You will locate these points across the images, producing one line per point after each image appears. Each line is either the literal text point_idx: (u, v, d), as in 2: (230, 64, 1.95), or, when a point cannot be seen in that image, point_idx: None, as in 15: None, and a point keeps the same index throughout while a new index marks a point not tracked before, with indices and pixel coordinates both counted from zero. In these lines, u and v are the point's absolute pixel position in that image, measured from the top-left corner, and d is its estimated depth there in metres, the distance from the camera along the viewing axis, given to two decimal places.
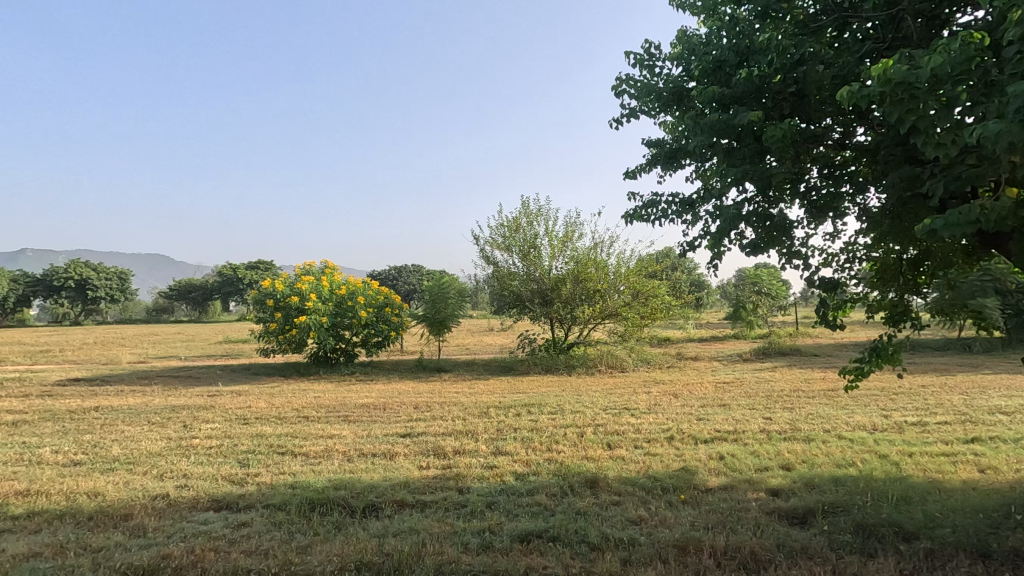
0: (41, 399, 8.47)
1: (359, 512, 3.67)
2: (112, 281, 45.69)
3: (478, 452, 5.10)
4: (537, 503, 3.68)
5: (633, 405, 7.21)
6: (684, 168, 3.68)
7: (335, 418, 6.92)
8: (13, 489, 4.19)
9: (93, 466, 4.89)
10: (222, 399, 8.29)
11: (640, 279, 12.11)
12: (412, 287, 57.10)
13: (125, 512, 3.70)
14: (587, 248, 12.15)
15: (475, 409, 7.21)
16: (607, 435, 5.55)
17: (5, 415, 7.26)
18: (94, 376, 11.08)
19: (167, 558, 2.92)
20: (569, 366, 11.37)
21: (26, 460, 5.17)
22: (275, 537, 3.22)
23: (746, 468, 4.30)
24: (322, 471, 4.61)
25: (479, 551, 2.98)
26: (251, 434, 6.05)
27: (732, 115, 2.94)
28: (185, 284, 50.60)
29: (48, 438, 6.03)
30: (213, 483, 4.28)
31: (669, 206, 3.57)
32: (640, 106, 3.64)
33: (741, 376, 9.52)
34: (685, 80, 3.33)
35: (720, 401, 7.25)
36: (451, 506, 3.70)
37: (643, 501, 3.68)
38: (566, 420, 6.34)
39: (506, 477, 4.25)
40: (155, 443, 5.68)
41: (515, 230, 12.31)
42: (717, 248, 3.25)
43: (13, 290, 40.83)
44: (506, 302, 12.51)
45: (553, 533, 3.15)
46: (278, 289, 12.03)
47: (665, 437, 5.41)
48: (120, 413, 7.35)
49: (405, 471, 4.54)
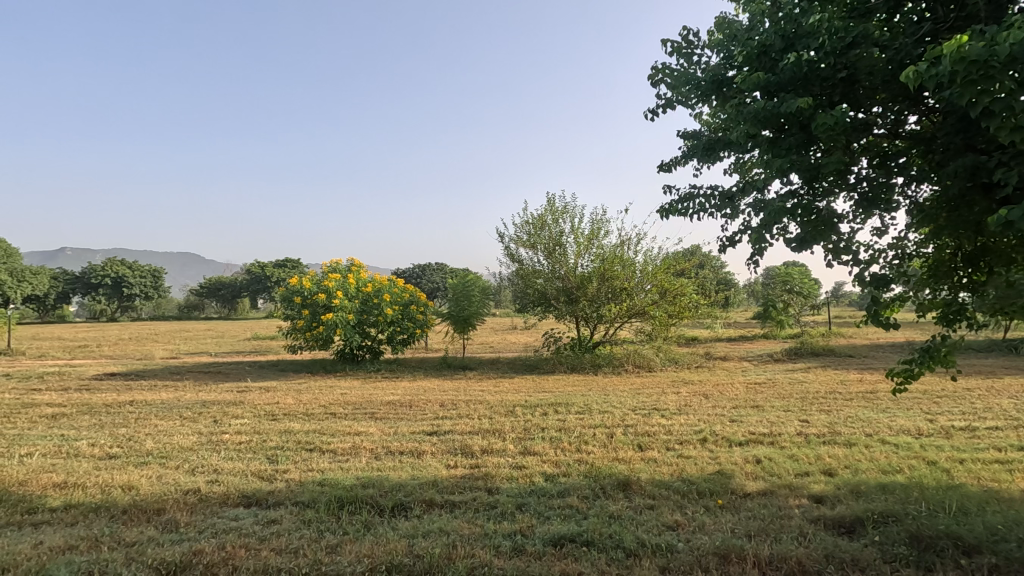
0: (79, 393, 8.71)
1: (388, 511, 3.63)
2: (146, 279, 47.19)
3: (506, 452, 5.02)
4: (568, 506, 3.59)
5: (663, 405, 7.04)
6: (723, 160, 3.53)
7: (362, 414, 6.94)
8: (51, 481, 4.28)
9: (127, 460, 4.97)
10: (251, 395, 8.38)
11: (668, 278, 11.90)
12: (436, 286, 57.46)
13: (157, 506, 3.73)
14: (614, 245, 11.99)
15: (501, 408, 7.13)
16: (637, 436, 5.41)
17: (46, 408, 7.46)
18: (128, 371, 11.35)
19: (199, 554, 2.91)
20: (595, 365, 11.21)
21: (64, 452, 5.29)
22: (305, 535, 3.19)
23: (786, 472, 4.14)
24: (350, 468, 4.59)
25: (511, 554, 2.90)
26: (280, 430, 6.09)
27: (780, 101, 2.78)
28: (215, 282, 51.87)
29: (86, 431, 6.17)
30: (243, 479, 4.30)
31: (707, 200, 3.42)
32: (677, 96, 3.51)
33: (773, 377, 9.25)
34: (725, 67, 3.18)
35: (753, 403, 7.04)
36: (481, 507, 3.63)
37: (679, 505, 3.55)
38: (594, 420, 6.22)
39: (535, 478, 4.17)
40: (187, 438, 5.76)
41: (541, 228, 12.21)
42: (760, 243, 3.08)
43: (54, 288, 42.36)
44: (530, 300, 12.40)
45: (587, 537, 3.06)
46: (305, 286, 12.14)
47: (698, 439, 5.25)
48: (153, 407, 7.49)
49: (432, 470, 4.48)
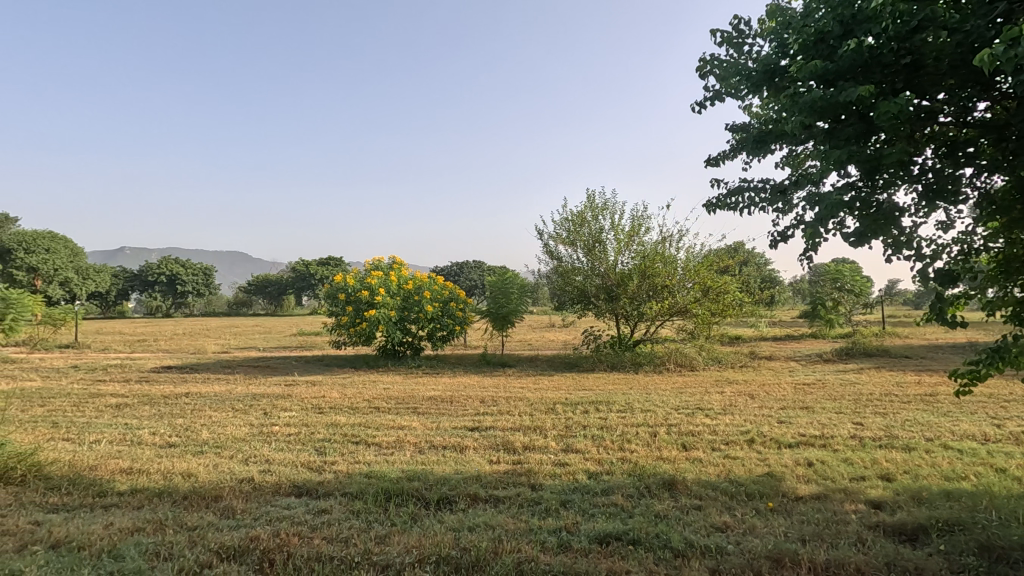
0: (139, 384, 9.18)
1: (433, 504, 3.69)
2: (199, 277, 49.32)
3: (548, 449, 5.01)
4: (613, 504, 3.56)
5: (707, 405, 6.90)
6: (774, 153, 3.43)
7: (405, 409, 7.06)
8: (118, 466, 4.53)
9: (186, 449, 5.22)
10: (298, 389, 8.65)
11: (711, 275, 11.64)
12: (473, 284, 57.94)
13: (215, 493, 3.90)
14: (655, 242, 11.83)
15: (541, 405, 7.13)
16: (681, 436, 5.32)
17: (111, 398, 7.92)
18: (184, 364, 11.90)
19: (255, 540, 3.03)
20: (636, 363, 11.07)
21: (128, 440, 5.59)
22: (354, 525, 3.27)
23: (840, 476, 3.99)
24: (395, 462, 4.68)
25: (557, 550, 2.90)
26: (327, 423, 6.27)
27: (838, 90, 2.67)
28: (263, 279, 53.84)
29: (147, 421, 6.51)
30: (293, 470, 4.44)
31: (758, 195, 3.32)
32: (726, 88, 3.43)
33: (823, 377, 8.92)
34: (778, 57, 3.08)
35: (803, 404, 6.81)
36: (524, 503, 3.65)
37: (727, 507, 3.47)
38: (636, 418, 6.16)
39: (579, 476, 4.15)
40: (240, 429, 6.00)
41: (580, 224, 12.13)
42: (815, 238, 2.97)
43: (115, 285, 44.79)
44: (569, 298, 12.35)
45: (633, 536, 3.03)
46: (349, 283, 12.43)
47: (745, 440, 5.12)
48: (208, 399, 7.83)
49: (476, 465, 4.52)
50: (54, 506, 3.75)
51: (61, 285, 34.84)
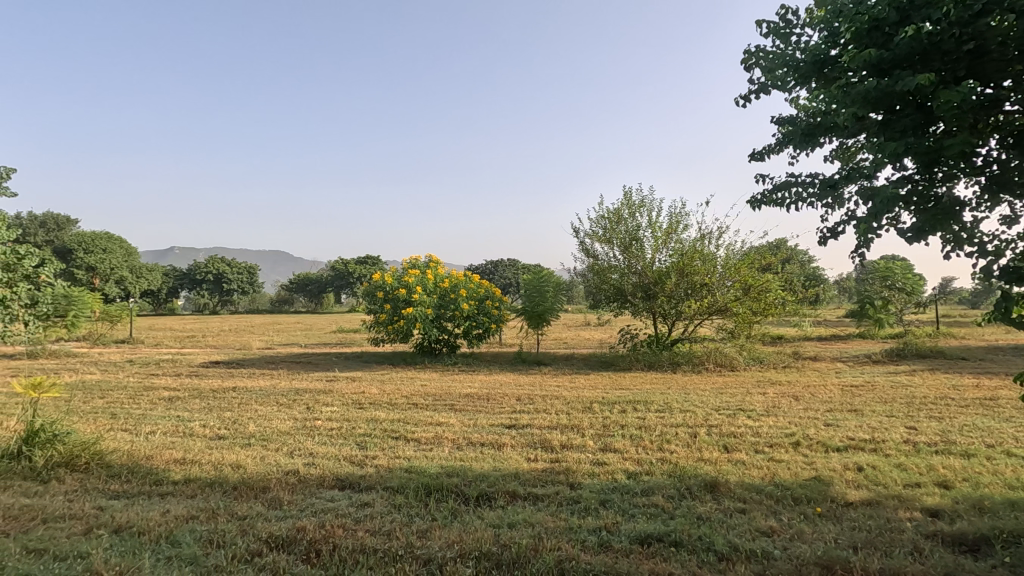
0: (190, 378, 9.59)
1: (473, 500, 3.72)
2: (243, 275, 51.10)
3: (585, 448, 4.99)
4: (653, 505, 3.52)
5: (748, 406, 6.73)
6: (823, 147, 3.31)
7: (442, 406, 7.15)
8: (172, 457, 4.74)
9: (234, 441, 5.42)
10: (339, 384, 8.87)
11: (752, 273, 11.35)
12: (508, 282, 58.16)
13: (263, 485, 4.04)
14: (693, 239, 11.60)
15: (578, 404, 7.09)
16: (722, 437, 5.20)
17: (164, 391, 8.29)
18: (231, 360, 12.35)
19: (302, 531, 3.12)
20: (674, 363, 10.90)
21: (181, 431, 5.85)
22: (396, 519, 3.33)
23: (893, 482, 3.83)
24: (434, 457, 4.74)
25: (597, 550, 2.89)
26: (367, 418, 6.40)
27: (894, 80, 2.56)
28: (304, 278, 55.38)
29: (198, 413, 6.79)
30: (336, 463, 4.56)
31: (806, 189, 3.21)
32: (772, 80, 3.33)
33: (872, 379, 8.57)
34: (829, 46, 2.97)
35: (851, 406, 6.57)
36: (563, 501, 3.65)
37: (773, 511, 3.38)
38: (675, 419, 6.06)
39: (618, 475, 4.11)
40: (284, 423, 6.19)
41: (617, 222, 12.01)
42: (867, 233, 2.86)
43: (166, 283, 46.81)
44: (605, 296, 12.25)
45: (675, 538, 2.98)
46: (387, 281, 12.65)
47: (789, 442, 4.97)
48: (254, 393, 8.11)
49: (513, 462, 4.54)
50: (115, 493, 3.96)
51: (117, 284, 36.63)
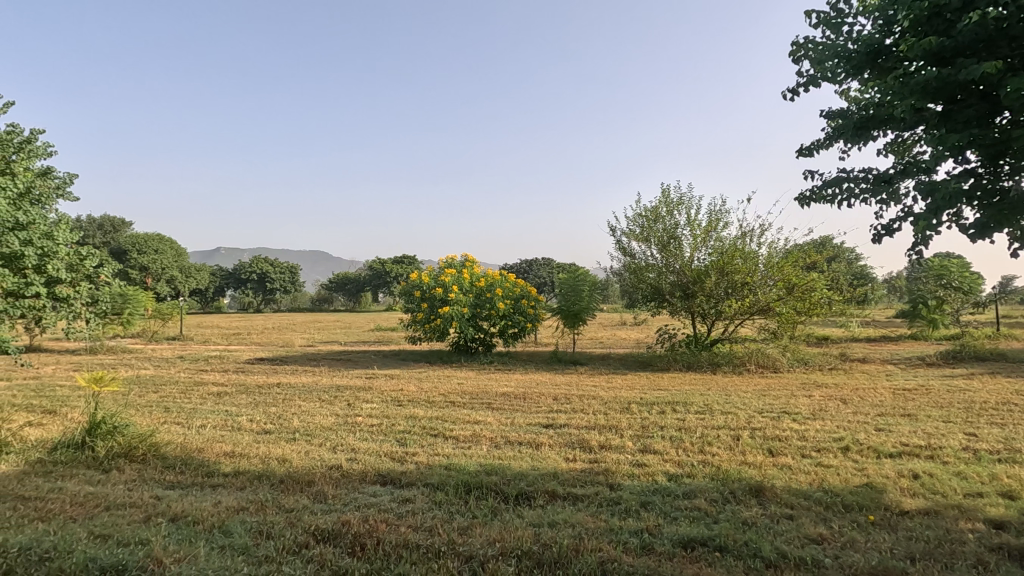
0: (237, 375, 9.94)
1: (512, 498, 3.73)
2: (286, 275, 52.68)
3: (624, 449, 4.93)
4: (696, 508, 3.45)
5: (793, 409, 6.52)
6: (876, 141, 3.18)
7: (479, 404, 7.20)
8: (222, 450, 4.93)
9: (279, 436, 5.59)
10: (378, 382, 9.03)
11: (796, 271, 11.00)
12: (542, 281, 58.11)
13: (308, 478, 4.16)
14: (734, 237, 11.32)
15: (615, 405, 7.02)
16: (766, 441, 5.06)
17: (213, 386, 8.62)
18: (274, 357, 12.73)
19: (347, 525, 3.19)
20: (713, 363, 10.66)
21: (229, 426, 6.07)
22: (437, 515, 3.38)
23: (952, 491, 3.65)
24: (472, 456, 4.78)
25: (639, 552, 2.85)
26: (406, 416, 6.50)
27: (956, 68, 2.44)
28: (343, 277, 56.73)
29: (244, 408, 7.03)
30: (378, 459, 4.64)
31: (858, 185, 3.09)
32: (821, 72, 3.22)
33: (927, 382, 8.18)
34: (884, 35, 2.84)
35: (903, 411, 6.28)
36: (604, 502, 3.62)
37: (822, 518, 3.27)
38: (717, 421, 5.92)
39: (659, 477, 4.06)
40: (327, 419, 6.35)
41: (654, 220, 11.83)
42: (926, 230, 2.73)
43: (213, 283, 48.68)
44: (642, 296, 12.08)
45: (719, 543, 2.92)
46: (424, 281, 12.80)
47: (838, 447, 4.79)
48: (297, 390, 8.35)
49: (551, 462, 4.53)
50: (170, 483, 4.15)
51: (168, 283, 38.31)
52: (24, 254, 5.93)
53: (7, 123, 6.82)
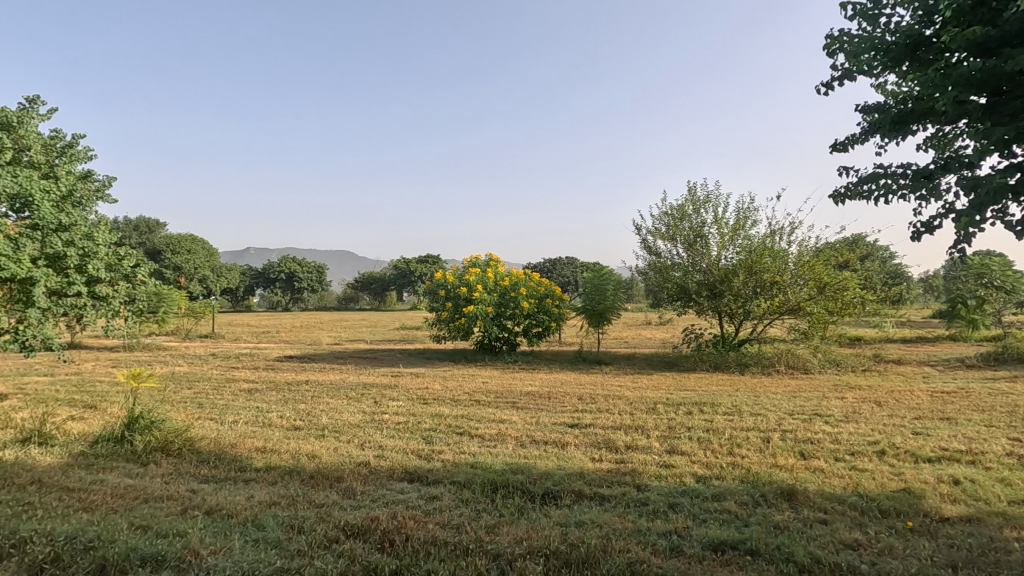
0: (267, 372, 10.16)
1: (539, 498, 3.73)
2: (313, 274, 53.61)
3: (651, 449, 4.88)
4: (726, 511, 3.40)
5: (826, 411, 6.36)
6: (916, 136, 3.08)
7: (504, 403, 7.21)
8: (254, 445, 5.04)
9: (309, 432, 5.70)
10: (404, 380, 9.13)
11: (827, 270, 10.73)
12: (566, 280, 57.88)
13: (337, 474, 4.23)
14: (763, 236, 11.10)
15: (641, 405, 6.95)
16: (798, 443, 4.95)
17: (244, 383, 8.83)
18: (303, 355, 12.97)
19: (376, 521, 3.23)
20: (741, 364, 10.48)
21: (261, 422, 6.21)
22: (464, 513, 3.39)
23: (995, 498, 3.52)
24: (498, 454, 4.79)
25: (668, 554, 2.82)
26: (432, 414, 6.55)
27: (1002, 59, 2.34)
28: (369, 276, 57.49)
29: (275, 405, 7.18)
30: (405, 457, 4.69)
31: (897, 181, 3.00)
32: (857, 65, 3.13)
33: (967, 385, 7.89)
34: (924, 26, 2.75)
35: (942, 414, 6.07)
36: (631, 503, 3.59)
37: (858, 524, 3.18)
38: (746, 422, 5.82)
39: (687, 479, 4.01)
40: (354, 416, 6.44)
41: (681, 219, 11.68)
42: (969, 227, 2.63)
43: (243, 282, 49.86)
44: (668, 295, 11.95)
45: (750, 546, 2.87)
46: (449, 280, 12.88)
47: (873, 451, 4.66)
48: (325, 387, 8.49)
49: (578, 462, 4.50)
50: (205, 477, 4.26)
51: (201, 282, 39.36)
52: (66, 254, 6.16)
53: (50, 128, 7.09)
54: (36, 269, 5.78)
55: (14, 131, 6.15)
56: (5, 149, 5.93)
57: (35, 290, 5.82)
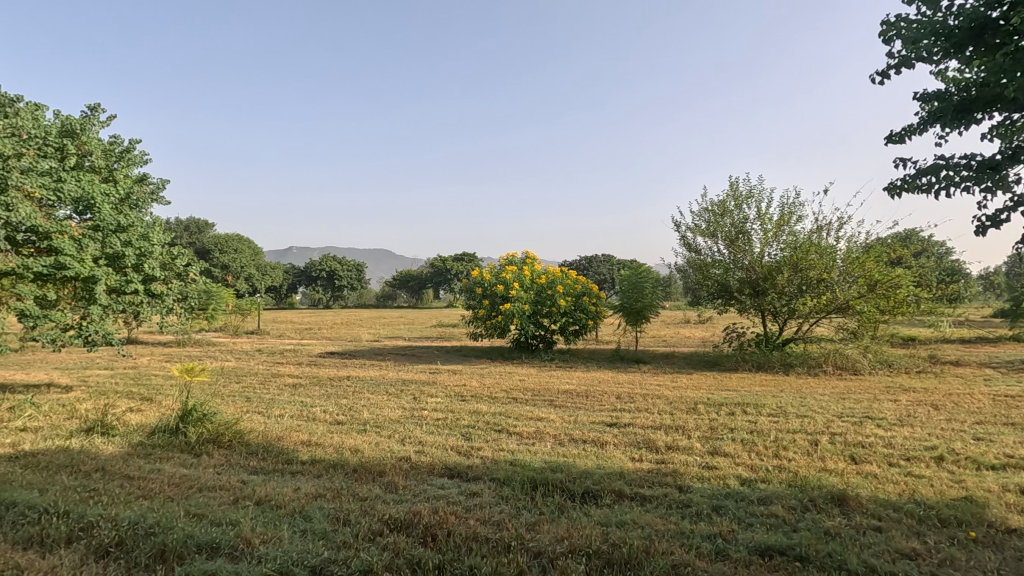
0: (310, 367, 10.46)
1: (579, 496, 3.72)
2: (352, 273, 54.82)
3: (693, 450, 4.79)
4: (773, 515, 3.30)
5: (878, 414, 6.09)
6: (979, 125, 2.91)
7: (542, 401, 7.21)
8: (300, 439, 5.20)
9: (351, 427, 5.84)
10: (442, 377, 9.24)
11: (879, 267, 10.28)
12: (603, 278, 57.34)
13: (380, 469, 4.31)
14: (809, 232, 10.73)
15: (681, 405, 6.83)
16: (848, 447, 4.77)
17: (289, 378, 9.12)
18: (344, 351, 13.30)
19: (418, 515, 3.28)
20: (786, 364, 10.17)
21: (305, 416, 6.39)
22: (505, 510, 3.41)
23: None
24: (537, 452, 4.79)
25: (713, 558, 2.77)
26: (470, 411, 6.61)
27: None
28: (406, 274, 58.38)
29: (318, 400, 7.38)
30: (444, 453, 4.75)
31: (959, 173, 2.84)
32: (915, 52, 2.97)
33: None
34: (991, 8, 2.59)
35: (1007, 419, 5.73)
36: (673, 504, 3.53)
37: (915, 532, 3.04)
38: (792, 424, 5.64)
39: (731, 481, 3.91)
40: (395, 412, 6.56)
41: (722, 215, 11.41)
42: None
43: (286, 280, 51.47)
44: (709, 293, 11.69)
45: (800, 552, 2.78)
46: (486, 278, 12.95)
47: (930, 457, 4.44)
48: (365, 383, 8.68)
49: (617, 461, 4.46)
50: (254, 468, 4.42)
51: (246, 280, 40.78)
52: (124, 254, 6.48)
53: (110, 135, 7.48)
54: (97, 268, 6.10)
55: (78, 138, 6.51)
56: (69, 155, 6.29)
57: (96, 288, 6.14)
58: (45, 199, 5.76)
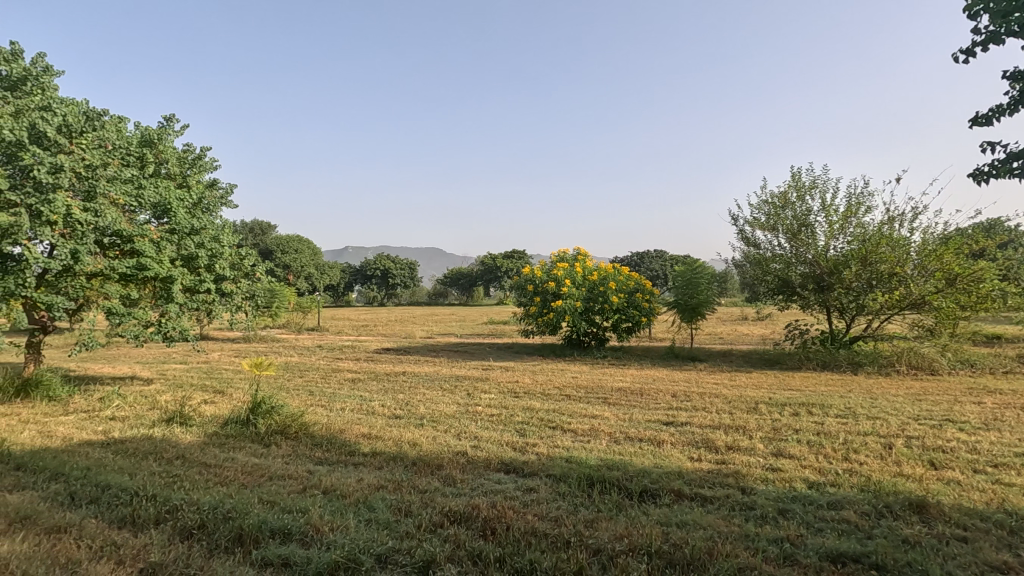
0: (367, 363, 10.79)
1: (637, 495, 3.67)
2: (405, 271, 56.07)
3: (755, 451, 4.63)
4: (844, 521, 3.15)
5: (960, 417, 5.69)
6: None
7: (595, 399, 7.16)
8: (361, 432, 5.38)
9: (408, 421, 5.99)
10: (494, 373, 9.33)
11: (958, 260, 9.58)
12: (655, 274, 56.20)
13: (438, 462, 4.40)
14: (879, 223, 10.14)
15: (741, 404, 6.61)
16: (926, 451, 4.48)
17: (348, 374, 9.43)
18: (399, 347, 13.66)
19: (477, 509, 3.33)
20: (854, 362, 9.66)
21: (364, 410, 6.61)
22: (562, 507, 3.41)
23: None
24: (592, 450, 4.76)
25: (781, 562, 2.67)
26: (523, 407, 6.64)
27: None
28: (457, 272, 59.12)
29: (375, 394, 7.61)
30: (500, 448, 4.79)
31: None
32: (1004, 27, 2.74)
33: None
34: None
35: None
36: (736, 506, 3.43)
37: (1006, 544, 2.83)
38: (863, 426, 5.35)
39: (797, 484, 3.76)
40: (449, 407, 6.68)
41: (783, 207, 10.95)
42: None
43: (342, 279, 53.27)
44: (769, 289, 11.25)
45: (875, 560, 2.65)
46: (537, 274, 12.96)
47: (1022, 463, 4.11)
48: (420, 379, 8.88)
49: (676, 461, 4.37)
50: (319, 459, 4.62)
51: (306, 279, 42.57)
52: (197, 255, 6.91)
53: (184, 144, 7.99)
54: (174, 269, 6.52)
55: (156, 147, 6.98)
56: (148, 164, 6.72)
57: (173, 287, 6.57)
58: (127, 206, 6.18)
